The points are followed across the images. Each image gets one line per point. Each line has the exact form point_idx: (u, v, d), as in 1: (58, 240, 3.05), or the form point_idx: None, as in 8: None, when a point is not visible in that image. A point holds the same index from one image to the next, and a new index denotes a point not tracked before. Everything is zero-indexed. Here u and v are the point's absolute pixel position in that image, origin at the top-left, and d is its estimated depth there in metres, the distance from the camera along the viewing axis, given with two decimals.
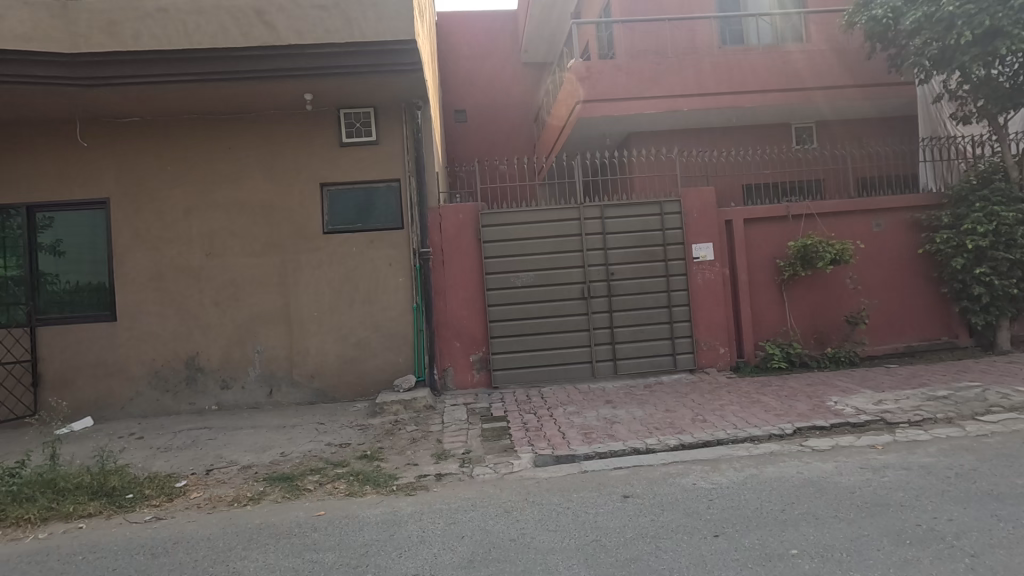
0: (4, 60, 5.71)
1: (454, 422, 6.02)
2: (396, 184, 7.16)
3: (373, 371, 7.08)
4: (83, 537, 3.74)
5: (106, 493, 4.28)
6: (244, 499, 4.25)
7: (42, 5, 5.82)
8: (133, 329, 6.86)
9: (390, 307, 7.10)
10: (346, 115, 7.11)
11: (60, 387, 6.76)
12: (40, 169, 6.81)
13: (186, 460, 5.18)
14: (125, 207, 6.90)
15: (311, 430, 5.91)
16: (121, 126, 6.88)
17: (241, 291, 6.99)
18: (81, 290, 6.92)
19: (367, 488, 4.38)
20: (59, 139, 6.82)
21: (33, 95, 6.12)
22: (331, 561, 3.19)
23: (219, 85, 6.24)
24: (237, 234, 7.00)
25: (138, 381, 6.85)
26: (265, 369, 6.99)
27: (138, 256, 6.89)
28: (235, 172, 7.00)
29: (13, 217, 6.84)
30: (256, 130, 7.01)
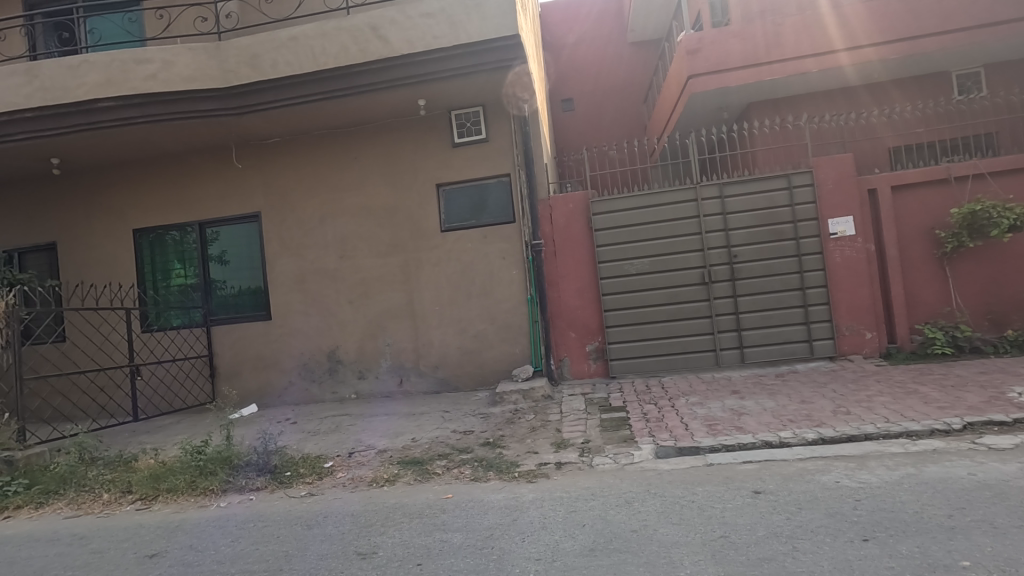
0: (176, 100, 6.71)
1: (573, 411, 6.04)
2: (506, 179, 7.33)
3: (492, 362, 7.33)
4: (254, 507, 4.32)
5: (269, 470, 4.91)
6: (382, 480, 4.64)
7: (201, 48, 6.73)
8: (284, 326, 7.74)
9: (506, 299, 7.29)
10: (457, 116, 7.39)
11: (231, 378, 7.83)
12: (207, 191, 7.90)
13: (332, 443, 5.76)
14: (273, 219, 7.78)
15: (437, 418, 6.27)
16: (266, 147, 7.77)
17: (371, 289, 7.59)
18: (243, 294, 7.96)
19: (490, 473, 4.57)
20: (220, 163, 7.87)
21: (199, 127, 7.13)
22: (458, 542, 3.37)
23: (344, 101, 6.80)
24: (365, 237, 7.60)
25: (290, 372, 7.73)
26: (395, 361, 7.53)
27: (285, 261, 7.76)
28: (361, 179, 7.59)
29: (189, 233, 8.03)
30: (377, 139, 7.54)
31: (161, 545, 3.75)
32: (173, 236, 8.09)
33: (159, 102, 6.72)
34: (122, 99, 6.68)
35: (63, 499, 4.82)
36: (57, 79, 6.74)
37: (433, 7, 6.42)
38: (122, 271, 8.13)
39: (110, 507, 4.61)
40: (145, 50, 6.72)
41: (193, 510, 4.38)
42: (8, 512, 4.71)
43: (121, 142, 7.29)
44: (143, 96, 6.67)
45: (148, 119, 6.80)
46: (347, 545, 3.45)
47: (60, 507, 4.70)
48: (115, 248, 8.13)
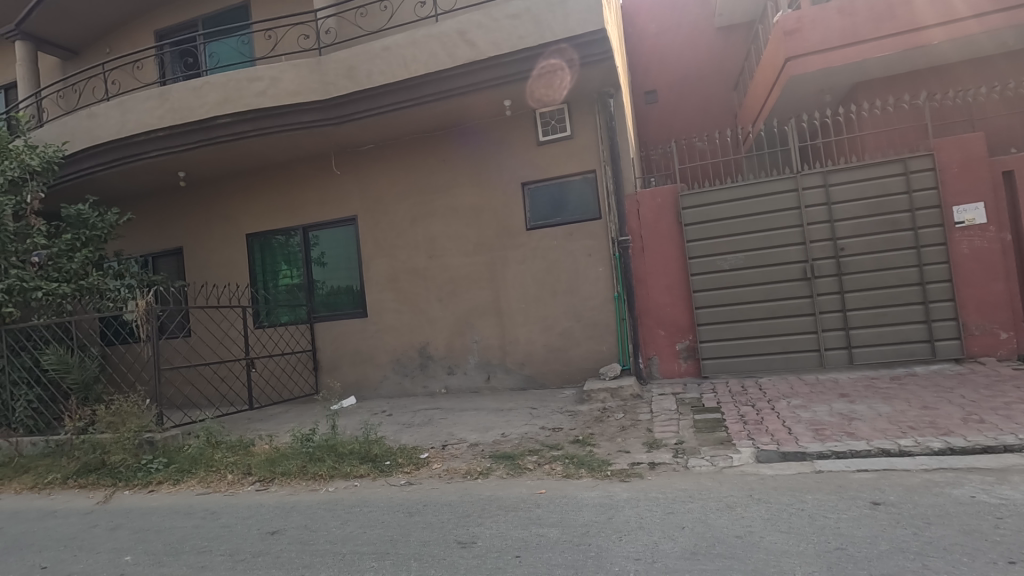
0: (283, 113, 7.25)
1: (664, 411, 5.89)
2: (591, 176, 7.27)
3: (579, 359, 7.30)
4: (358, 493, 4.60)
5: (371, 459, 5.20)
6: (476, 473, 4.78)
7: (304, 64, 7.23)
8: (379, 323, 8.15)
9: (592, 296, 7.23)
10: (542, 114, 7.42)
11: (332, 371, 8.37)
12: (310, 197, 8.49)
13: (426, 435, 5.99)
14: (368, 222, 8.21)
15: (526, 414, 6.35)
16: (361, 154, 8.21)
17: (459, 287, 7.81)
18: (341, 293, 8.47)
19: (582, 471, 4.56)
20: (320, 170, 8.41)
21: (302, 138, 7.66)
22: (555, 536, 3.40)
23: (433, 106, 7.03)
24: (453, 237, 7.82)
25: (385, 366, 8.13)
26: (483, 357, 7.71)
27: (379, 261, 8.16)
28: (449, 181, 7.83)
29: (294, 236, 8.66)
30: (464, 141, 7.74)
31: (280, 524, 4.08)
32: (279, 239, 8.76)
33: (268, 116, 7.30)
34: (237, 116, 7.32)
35: (195, 478, 5.38)
36: (184, 100, 7.50)
37: (519, 8, 6.49)
38: (237, 273, 8.92)
39: (234, 486, 5.09)
40: (257, 69, 7.32)
41: (305, 493, 4.74)
42: (152, 487, 5.33)
43: (236, 155, 8.00)
44: (255, 112, 7.27)
45: (260, 133, 7.41)
46: (447, 534, 3.58)
47: (193, 484, 5.26)
48: (230, 251, 8.93)
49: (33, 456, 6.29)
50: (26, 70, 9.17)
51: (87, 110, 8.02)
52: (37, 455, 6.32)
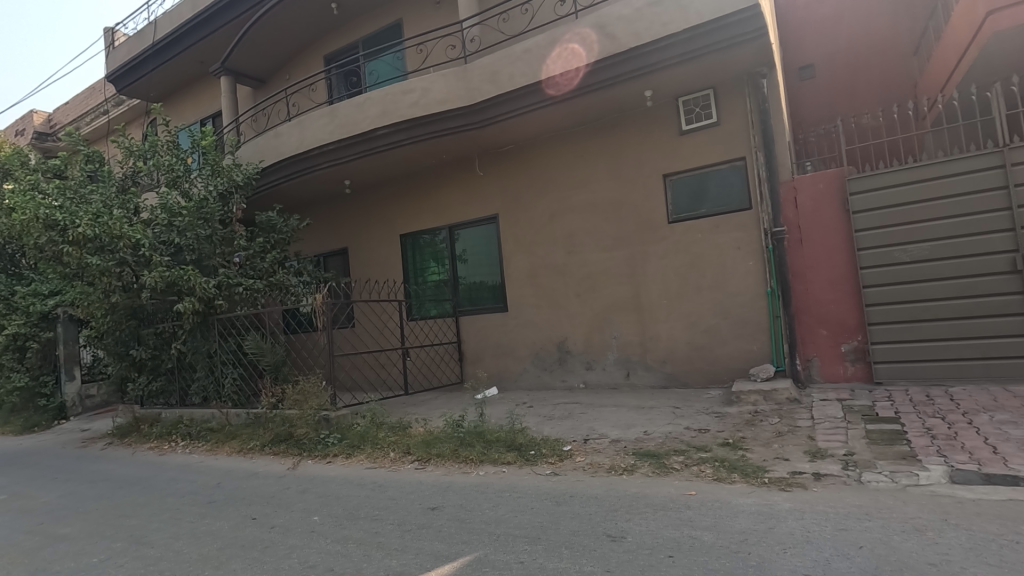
0: (433, 121, 7.77)
1: (828, 418, 5.35)
2: (740, 163, 6.83)
3: (726, 358, 6.90)
4: (507, 478, 4.83)
5: (516, 447, 5.42)
6: (620, 469, 4.75)
7: (451, 74, 7.70)
8: (519, 318, 8.44)
9: (742, 292, 6.79)
10: (685, 102, 7.11)
11: (476, 362, 8.84)
12: (455, 198, 9.03)
13: (567, 428, 6.08)
14: (508, 220, 8.53)
15: (668, 413, 6.16)
16: (501, 155, 8.54)
17: (598, 283, 7.79)
18: (483, 288, 8.89)
19: (735, 475, 4.33)
20: (465, 173, 8.91)
21: (449, 143, 8.15)
22: (710, 540, 3.27)
23: (572, 102, 7.08)
24: (592, 232, 7.82)
25: (525, 360, 8.39)
26: (622, 354, 7.62)
27: (519, 258, 8.43)
28: (588, 177, 7.83)
29: (440, 235, 9.28)
30: (603, 136, 7.70)
31: (439, 501, 4.43)
32: (427, 238, 9.44)
33: (420, 124, 7.87)
34: (393, 126, 8.00)
35: (363, 453, 6.04)
36: (350, 116, 8.39)
37: None
38: (392, 270, 9.79)
39: (397, 463, 5.62)
40: (410, 82, 7.95)
41: (459, 474, 5.09)
42: (329, 458, 6.09)
43: (391, 162, 8.76)
44: (408, 121, 7.89)
45: (413, 140, 8.03)
46: (596, 526, 3.61)
47: (362, 459, 5.91)
48: (387, 250, 9.83)
49: (238, 425, 7.48)
50: (229, 100, 10.91)
51: (274, 131, 9.31)
52: (240, 424, 7.51)
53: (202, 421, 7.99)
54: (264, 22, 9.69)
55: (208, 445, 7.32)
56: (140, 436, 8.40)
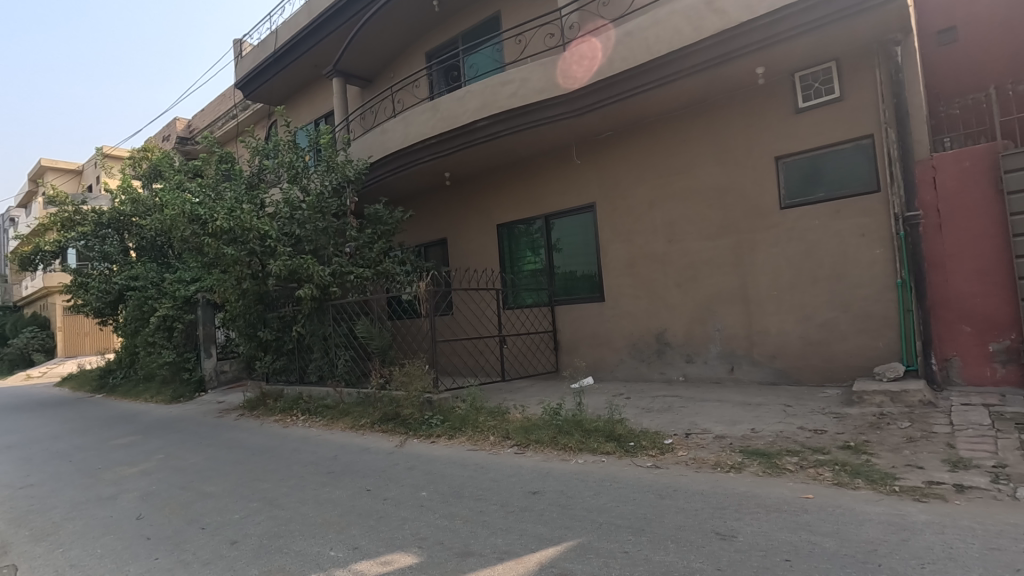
0: (531, 111, 7.79)
1: (971, 425, 4.78)
2: (867, 142, 6.23)
3: (845, 356, 6.36)
4: (606, 468, 4.80)
5: (615, 437, 5.37)
6: (726, 466, 4.56)
7: (550, 62, 7.71)
8: (615, 308, 8.32)
9: (866, 284, 6.22)
10: (802, 78, 6.61)
11: (572, 352, 8.85)
12: (552, 188, 9.03)
13: (668, 421, 5.92)
14: (606, 208, 8.41)
15: (778, 411, 5.80)
16: (600, 142, 8.42)
17: (700, 273, 7.46)
18: (579, 278, 8.85)
19: (858, 481, 4.00)
20: (561, 162, 8.89)
21: (546, 132, 8.15)
22: (832, 547, 3.06)
23: (676, 84, 6.80)
24: (694, 220, 7.50)
25: (621, 351, 8.26)
26: (726, 347, 7.27)
27: (617, 246, 8.30)
28: (691, 162, 7.51)
29: (536, 225, 9.34)
30: (708, 119, 7.34)
31: (539, 485, 4.50)
32: (524, 228, 9.54)
33: (518, 115, 7.93)
34: (492, 118, 8.12)
35: (464, 435, 6.28)
36: (452, 110, 8.67)
37: None
38: (489, 259, 10.01)
39: (496, 447, 5.78)
40: (509, 73, 8.07)
41: (557, 461, 5.13)
42: (433, 438, 6.39)
43: (489, 154, 8.93)
44: (507, 112, 7.98)
45: (510, 131, 8.11)
46: (704, 523, 3.50)
47: (463, 440, 6.15)
48: (485, 240, 10.06)
49: (350, 403, 8.04)
50: (340, 100, 11.66)
51: (382, 127, 9.83)
52: (352, 402, 8.07)
53: (319, 398, 8.68)
54: (372, 24, 10.23)
55: (325, 421, 7.95)
56: (267, 409, 9.30)
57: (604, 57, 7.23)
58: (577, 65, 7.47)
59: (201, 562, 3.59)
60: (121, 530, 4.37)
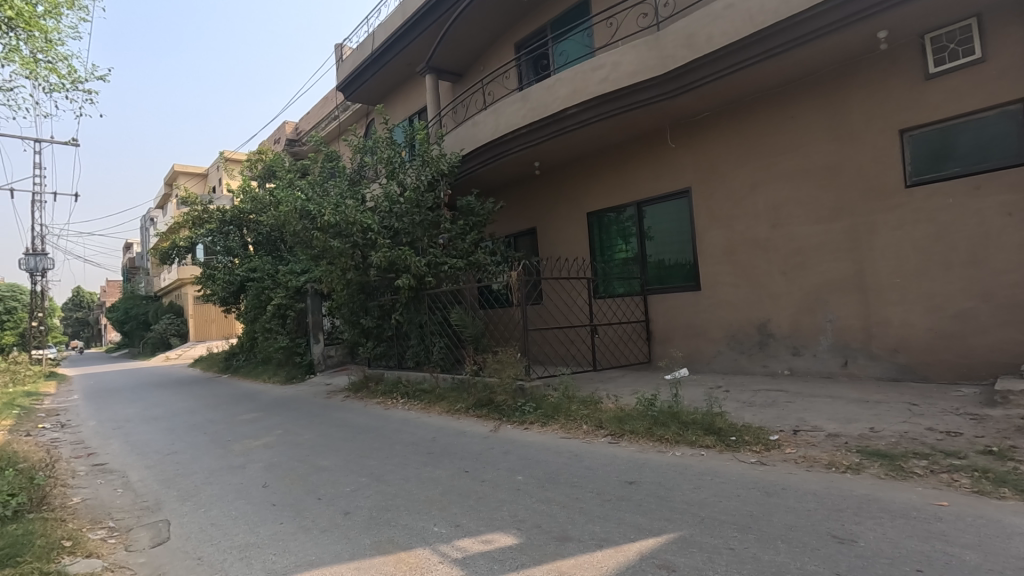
0: (624, 95, 7.59)
1: None
2: (1016, 107, 5.46)
3: (985, 351, 5.65)
4: (707, 462, 4.63)
5: (715, 431, 5.16)
6: (842, 466, 4.23)
7: (643, 44, 7.48)
8: (713, 298, 7.96)
9: (1012, 269, 5.48)
10: (934, 40, 5.89)
11: (666, 343, 8.60)
12: (645, 174, 8.78)
13: (774, 416, 5.59)
14: (703, 193, 8.05)
15: (903, 410, 5.28)
16: (696, 123, 8.05)
17: (809, 259, 6.94)
18: (674, 266, 8.56)
19: (1003, 490, 3.56)
20: (654, 146, 8.61)
21: (639, 116, 7.91)
22: (973, 561, 2.76)
23: (783, 57, 6.34)
24: (803, 202, 6.98)
25: (719, 342, 7.90)
26: (838, 339, 6.72)
27: (715, 233, 7.92)
28: (799, 140, 6.99)
29: (628, 212, 9.14)
30: (820, 92, 6.79)
31: (636, 476, 4.43)
32: (615, 216, 9.37)
33: (610, 100, 7.76)
34: (583, 105, 8.02)
35: (558, 423, 6.32)
36: (542, 100, 8.67)
37: None
38: (579, 248, 9.94)
39: (590, 435, 5.77)
40: (600, 58, 7.93)
41: (654, 452, 5.03)
42: (526, 424, 6.50)
43: (580, 141, 8.84)
44: (598, 98, 7.83)
45: (601, 117, 7.96)
46: (818, 525, 3.28)
47: (556, 428, 6.19)
48: (575, 229, 10.01)
49: (446, 388, 8.36)
50: (433, 96, 12.06)
51: (473, 120, 10.04)
52: (448, 387, 8.38)
53: (416, 382, 9.10)
54: (463, 20, 10.44)
55: (423, 404, 8.32)
56: (369, 392, 9.89)
57: (701, 34, 6.90)
58: (667, 44, 7.24)
59: (320, 529, 3.92)
60: (251, 496, 4.86)
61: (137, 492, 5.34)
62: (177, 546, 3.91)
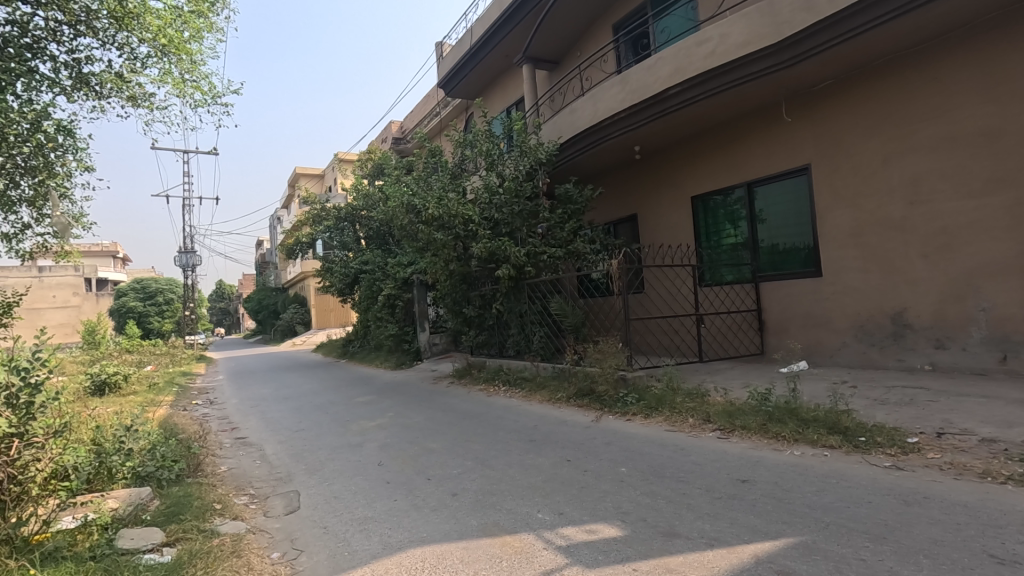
0: (733, 68, 7.10)
1: None
2: None
3: None
4: (831, 463, 4.26)
5: (840, 430, 4.71)
6: (1001, 477, 3.68)
7: (755, 11, 6.92)
8: (837, 284, 7.27)
9: None
10: None
11: (781, 333, 8.00)
12: (757, 152, 8.19)
13: (913, 416, 4.99)
14: (825, 170, 7.34)
15: None
16: (817, 93, 7.35)
17: (957, 240, 6.10)
18: (790, 251, 7.92)
19: None
20: (768, 122, 7.99)
21: (750, 90, 7.37)
22: None
23: (924, 11, 5.57)
24: (949, 175, 6.14)
25: (845, 333, 7.20)
26: (995, 331, 5.84)
27: (840, 213, 7.21)
28: (945, 103, 6.14)
29: (738, 194, 8.58)
30: (972, 47, 5.90)
31: (749, 474, 4.17)
32: (722, 198, 8.85)
33: (717, 75, 7.30)
34: (686, 83, 7.62)
35: (662, 415, 6.13)
36: (643, 80, 8.36)
37: None
38: (683, 234, 9.51)
39: (697, 430, 5.53)
40: (706, 31, 7.47)
41: (770, 450, 4.71)
42: (629, 415, 6.37)
43: (683, 122, 8.42)
44: (703, 74, 7.40)
45: (708, 94, 7.52)
46: (970, 541, 2.89)
47: (660, 421, 6.01)
48: (678, 214, 9.59)
49: (546, 376, 8.42)
50: (530, 86, 12.10)
51: (571, 107, 9.93)
52: (548, 375, 8.44)
53: (518, 370, 9.25)
54: (559, 6, 10.31)
55: (524, 392, 8.44)
56: (473, 379, 10.22)
57: None
58: (782, 8, 6.64)
59: (430, 508, 4.11)
60: (368, 473, 5.22)
61: (272, 464, 5.94)
62: (307, 515, 4.30)
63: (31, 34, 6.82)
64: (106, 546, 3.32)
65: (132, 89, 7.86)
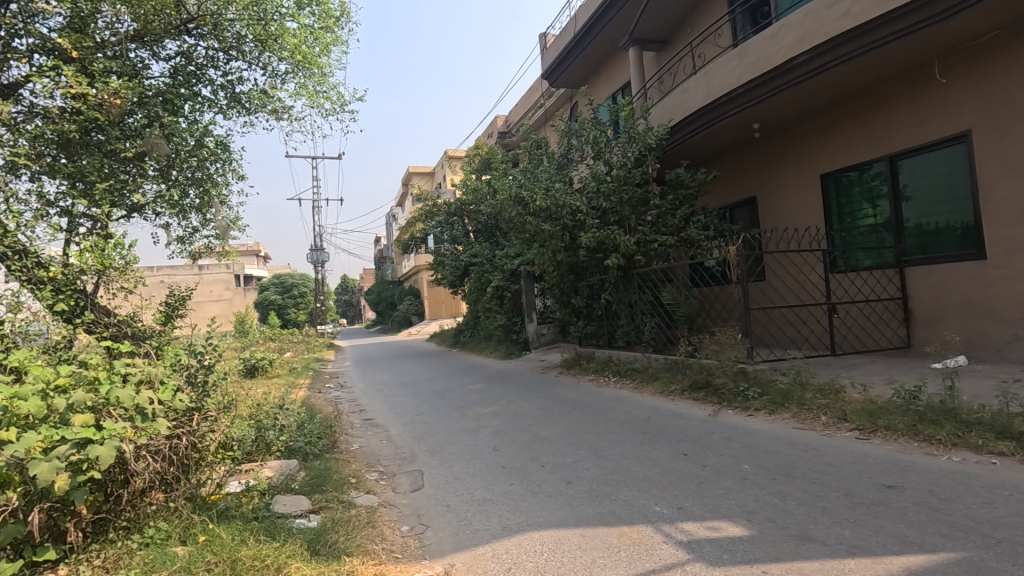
0: (872, 29, 6.34)
1: None
2: None
3: None
4: (1001, 473, 3.72)
5: (1012, 436, 4.10)
6: None
7: None
8: (1005, 268, 6.29)
9: None
10: None
11: (933, 324, 7.10)
12: (901, 121, 7.29)
13: None
14: (990, 136, 6.37)
15: None
16: (980, 47, 6.37)
17: None
18: (944, 231, 6.98)
19: None
20: (915, 85, 7.08)
21: (893, 51, 6.56)
22: None
23: None
24: None
25: (1016, 324, 6.21)
26: None
27: (1010, 185, 6.21)
28: None
29: (878, 169, 7.71)
30: None
31: (897, 480, 3.76)
32: (859, 175, 8.00)
33: (852, 38, 6.56)
34: (815, 51, 6.96)
35: (789, 412, 5.71)
36: (763, 52, 7.77)
37: None
38: (811, 216, 8.74)
39: (831, 429, 5.09)
40: None
41: (921, 455, 4.21)
42: (751, 411, 6.02)
43: (811, 93, 7.71)
44: (835, 39, 6.70)
45: (840, 61, 6.80)
46: None
47: (787, 417, 5.61)
48: (805, 195, 8.83)
49: (659, 368, 8.19)
50: (637, 69, 11.75)
51: (682, 88, 9.50)
52: (661, 367, 8.20)
53: (628, 361, 9.11)
54: None
55: (635, 383, 8.29)
56: (582, 369, 10.21)
57: None
58: None
59: (546, 493, 4.19)
60: (484, 457, 5.43)
61: (397, 445, 6.38)
62: (430, 493, 4.57)
63: (195, 62, 7.82)
64: (266, 509, 3.77)
65: (274, 104, 8.76)
